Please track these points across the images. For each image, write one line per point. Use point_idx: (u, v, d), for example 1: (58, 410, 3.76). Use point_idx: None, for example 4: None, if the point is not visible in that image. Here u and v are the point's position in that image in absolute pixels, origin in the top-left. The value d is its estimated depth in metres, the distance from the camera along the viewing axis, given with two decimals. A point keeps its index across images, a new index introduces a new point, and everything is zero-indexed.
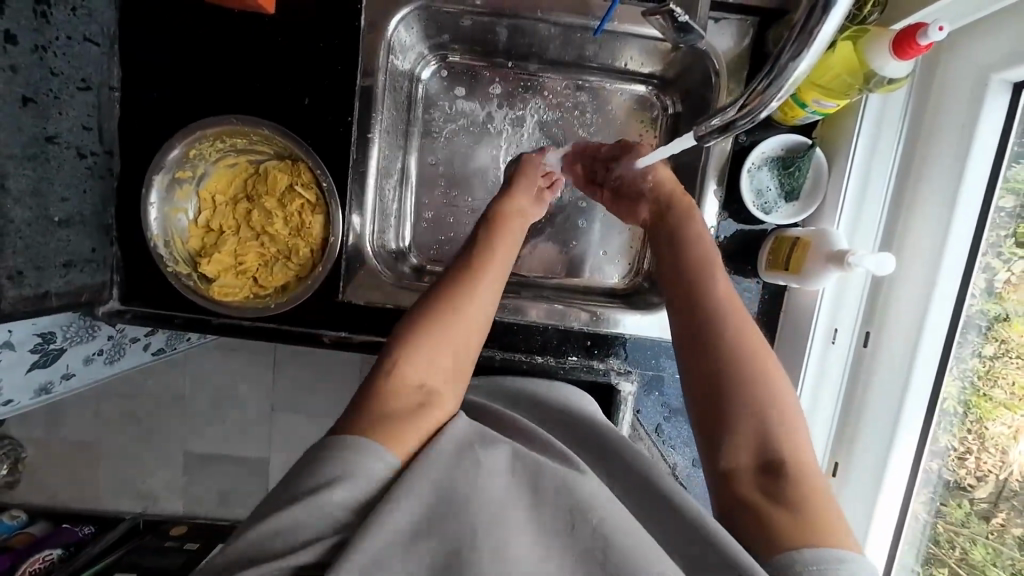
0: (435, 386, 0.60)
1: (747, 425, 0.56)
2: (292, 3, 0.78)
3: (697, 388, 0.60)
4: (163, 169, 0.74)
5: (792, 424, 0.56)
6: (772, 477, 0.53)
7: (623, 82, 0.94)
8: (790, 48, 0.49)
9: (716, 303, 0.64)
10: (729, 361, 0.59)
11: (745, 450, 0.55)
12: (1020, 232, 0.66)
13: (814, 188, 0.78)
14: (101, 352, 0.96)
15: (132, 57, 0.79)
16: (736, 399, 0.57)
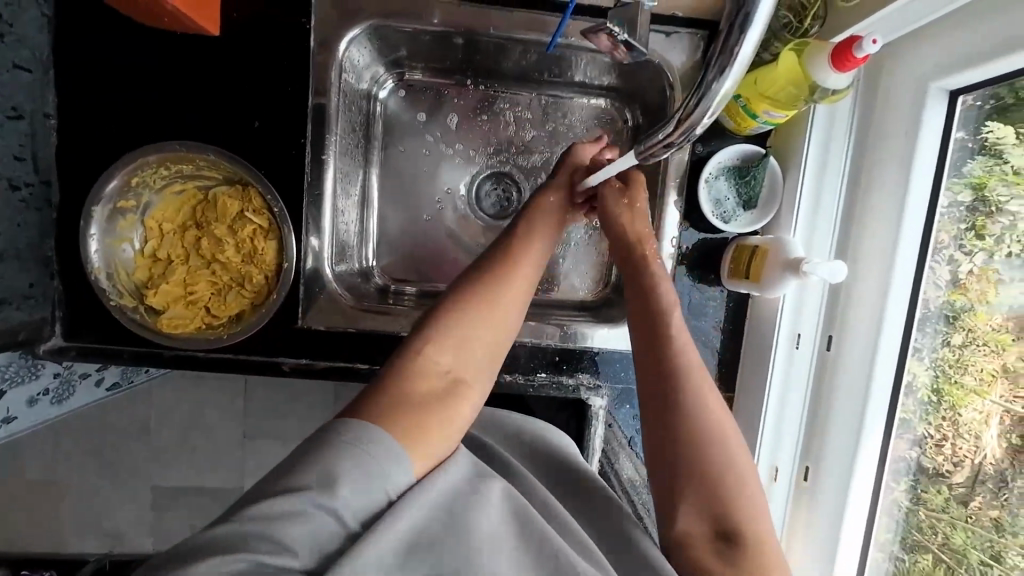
0: (460, 377, 0.59)
1: (705, 500, 0.54)
2: (238, 25, 0.77)
3: (657, 458, 0.57)
4: (102, 201, 0.71)
5: (749, 493, 0.55)
6: (728, 549, 0.52)
7: (584, 95, 0.94)
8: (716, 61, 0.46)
9: (681, 365, 0.60)
10: (691, 433, 0.56)
11: (701, 520, 0.54)
12: (980, 224, 0.67)
13: (771, 198, 0.80)
14: (47, 392, 0.94)
15: (68, 83, 0.75)
16: (696, 474, 0.55)
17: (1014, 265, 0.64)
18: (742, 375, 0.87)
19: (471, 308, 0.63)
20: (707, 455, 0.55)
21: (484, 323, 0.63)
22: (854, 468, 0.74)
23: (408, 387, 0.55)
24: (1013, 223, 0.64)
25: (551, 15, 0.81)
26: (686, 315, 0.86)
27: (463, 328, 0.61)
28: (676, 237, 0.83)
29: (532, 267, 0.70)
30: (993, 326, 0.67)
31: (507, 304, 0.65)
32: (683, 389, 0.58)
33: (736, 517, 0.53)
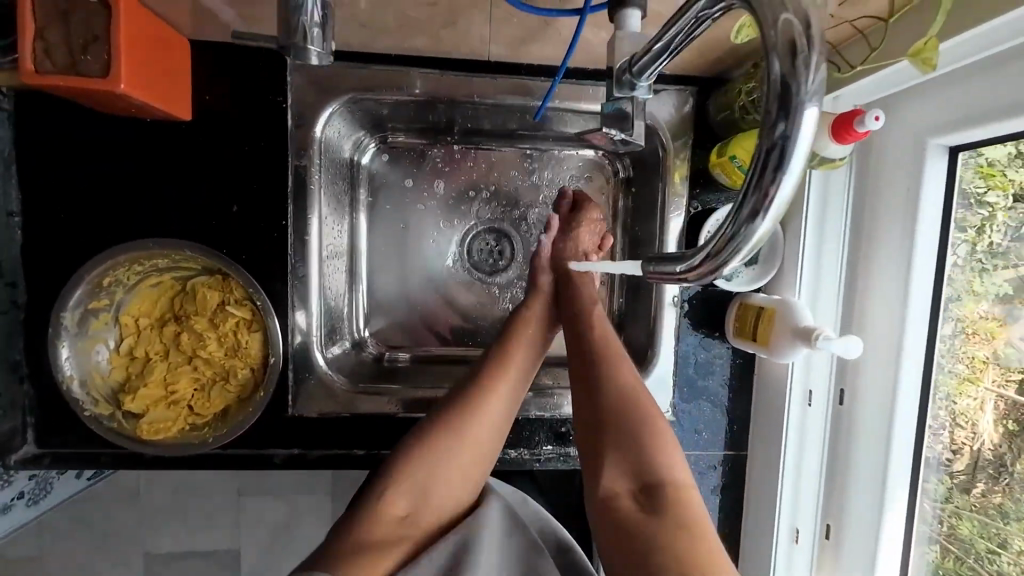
0: (422, 517, 0.63)
1: (627, 458, 0.61)
2: (211, 109, 0.74)
3: (584, 428, 0.65)
4: (71, 305, 0.66)
5: (664, 444, 0.62)
6: (649, 499, 0.58)
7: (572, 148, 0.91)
8: (745, 199, 0.35)
9: (599, 349, 0.68)
10: (608, 391, 0.65)
11: (625, 476, 0.60)
12: (962, 217, 0.66)
13: (772, 253, 0.77)
14: (23, 495, 0.86)
15: (32, 179, 0.71)
16: (618, 438, 0.62)
17: (994, 257, 0.64)
18: (755, 430, 0.84)
19: (437, 450, 0.64)
20: (621, 411, 0.63)
21: (457, 463, 0.64)
22: (880, 530, 0.71)
23: (368, 532, 0.60)
24: (992, 214, 0.63)
25: (537, 80, 0.79)
26: (692, 372, 0.84)
27: (428, 473, 0.63)
28: (678, 294, 0.81)
29: (513, 390, 0.69)
30: (982, 313, 0.66)
31: (479, 443, 0.66)
32: (604, 366, 0.67)
33: (656, 473, 0.60)
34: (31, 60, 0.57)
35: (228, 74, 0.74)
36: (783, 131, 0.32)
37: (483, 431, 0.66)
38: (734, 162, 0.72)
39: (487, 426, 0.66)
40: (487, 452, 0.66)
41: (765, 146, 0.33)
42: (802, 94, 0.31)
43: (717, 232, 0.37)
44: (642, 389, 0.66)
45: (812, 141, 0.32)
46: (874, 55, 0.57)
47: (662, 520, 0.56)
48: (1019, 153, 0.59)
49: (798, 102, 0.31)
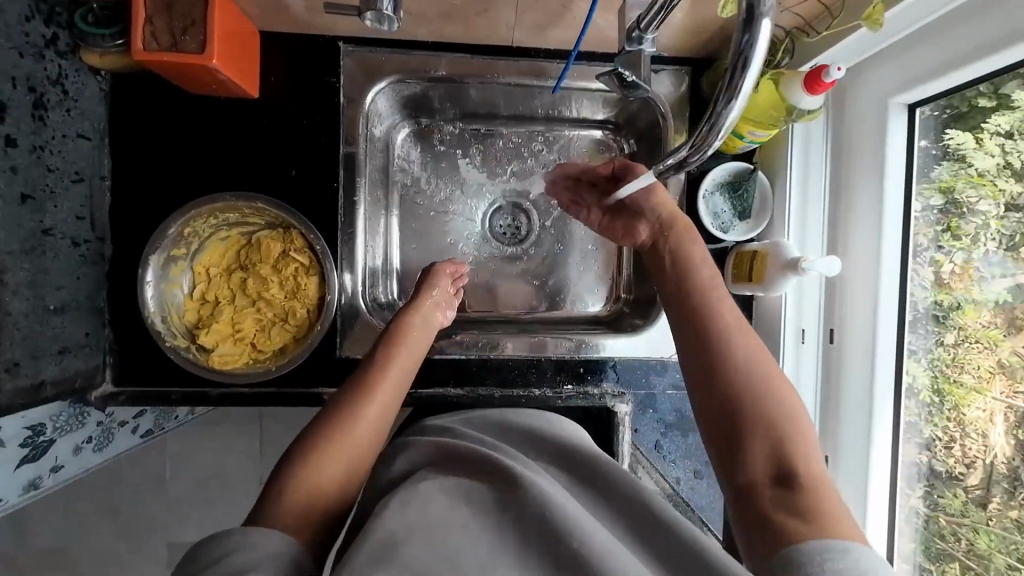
0: (328, 492, 0.63)
1: (762, 445, 0.61)
2: (274, 87, 0.86)
3: (707, 412, 0.65)
4: (159, 249, 0.77)
5: (798, 435, 0.61)
6: (788, 489, 0.58)
7: (583, 128, 1.03)
8: (724, 92, 0.48)
9: (725, 330, 0.67)
10: (741, 384, 0.64)
11: (762, 464, 0.60)
12: (952, 225, 0.74)
13: (763, 208, 0.88)
14: (91, 441, 0.94)
15: (122, 146, 0.84)
16: (752, 424, 0.62)
17: (992, 263, 0.71)
18: None
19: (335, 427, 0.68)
20: (760, 400, 0.62)
21: (362, 432, 0.69)
22: (870, 451, 0.79)
23: (286, 507, 0.59)
24: (984, 221, 0.71)
25: (552, 62, 0.91)
26: None
27: (327, 449, 0.65)
28: None
29: (400, 370, 0.77)
30: (982, 323, 0.72)
31: (375, 410, 0.72)
32: (730, 346, 0.66)
33: (794, 464, 0.59)
34: (141, 41, 0.69)
35: (289, 59, 0.86)
36: (747, 40, 0.44)
37: (371, 413, 0.72)
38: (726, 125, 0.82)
39: (375, 409, 0.72)
40: (381, 433, 0.72)
41: (734, 51, 0.46)
42: (761, 9, 0.43)
43: (704, 121, 0.51)
44: (773, 369, 0.65)
45: (769, 43, 0.45)
46: (835, 23, 0.69)
47: (803, 516, 0.55)
48: (1006, 164, 0.68)
49: (756, 14, 0.43)
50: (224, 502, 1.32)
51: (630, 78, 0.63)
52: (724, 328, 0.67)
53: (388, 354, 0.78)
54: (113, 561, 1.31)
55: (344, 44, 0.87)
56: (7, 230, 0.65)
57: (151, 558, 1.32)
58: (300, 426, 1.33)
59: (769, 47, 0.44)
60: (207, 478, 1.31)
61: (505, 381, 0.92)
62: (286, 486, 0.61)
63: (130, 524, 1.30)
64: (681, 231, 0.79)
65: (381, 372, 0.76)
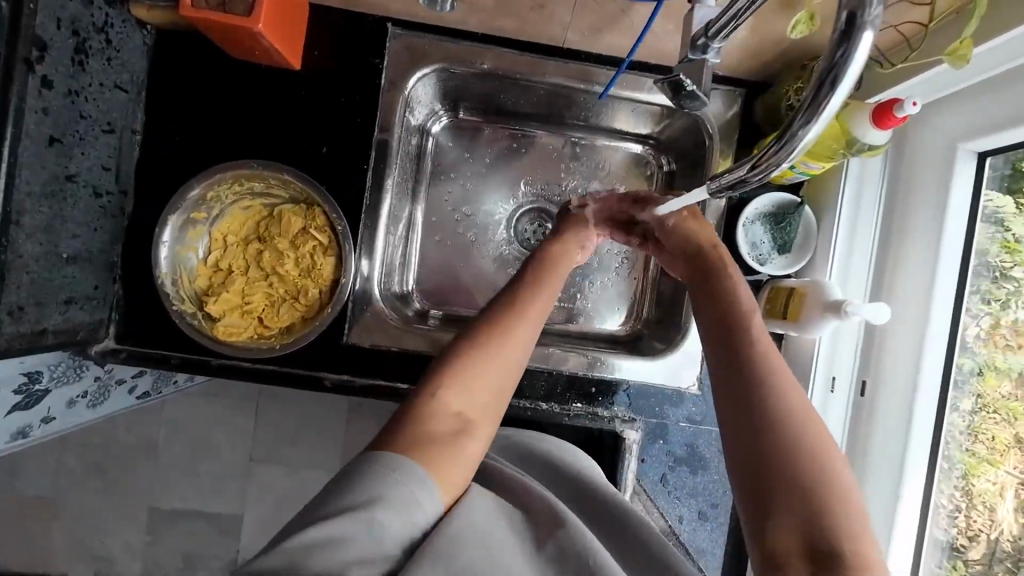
0: (471, 416, 0.63)
1: (796, 507, 0.51)
2: (316, 61, 0.84)
3: (737, 463, 0.55)
4: (179, 210, 0.75)
5: (843, 499, 0.51)
6: (828, 565, 0.48)
7: (623, 140, 1.00)
8: (802, 109, 0.44)
9: (764, 365, 0.59)
10: (774, 428, 0.54)
11: (792, 531, 0.50)
12: (985, 290, 0.72)
13: (806, 242, 0.84)
14: (86, 395, 0.92)
15: (156, 102, 0.83)
16: (784, 479, 0.52)
17: (1014, 333, 0.70)
18: None
19: (488, 349, 0.67)
20: (798, 450, 0.53)
21: (513, 348, 0.68)
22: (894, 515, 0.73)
23: (427, 427, 0.59)
24: (1018, 289, 0.70)
25: (600, 68, 0.86)
26: None
27: (474, 368, 0.65)
28: None
29: (546, 296, 0.76)
30: (1004, 393, 0.71)
31: (482, 383, 0.65)
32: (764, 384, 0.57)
33: (834, 539, 0.49)
34: None
35: (335, 34, 0.84)
36: (843, 51, 0.41)
37: (520, 341, 0.69)
38: None
39: (524, 337, 0.70)
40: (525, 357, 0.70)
41: (825, 64, 0.42)
42: (864, 20, 0.40)
43: (773, 140, 0.47)
44: (813, 418, 0.55)
45: (865, 61, 0.41)
46: (913, 56, 0.66)
47: None
48: None
49: (859, 28, 0.40)
50: (209, 473, 1.30)
51: (690, 88, 0.59)
52: (758, 362, 0.59)
53: (505, 331, 0.69)
54: (92, 517, 1.29)
55: (392, 26, 0.85)
56: (31, 171, 0.64)
57: (131, 519, 1.30)
58: (294, 409, 1.29)
59: (866, 68, 0.40)
60: (197, 446, 1.29)
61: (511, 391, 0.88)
62: (427, 410, 0.61)
63: (114, 482, 1.29)
64: (713, 265, 0.74)
65: (531, 298, 0.74)
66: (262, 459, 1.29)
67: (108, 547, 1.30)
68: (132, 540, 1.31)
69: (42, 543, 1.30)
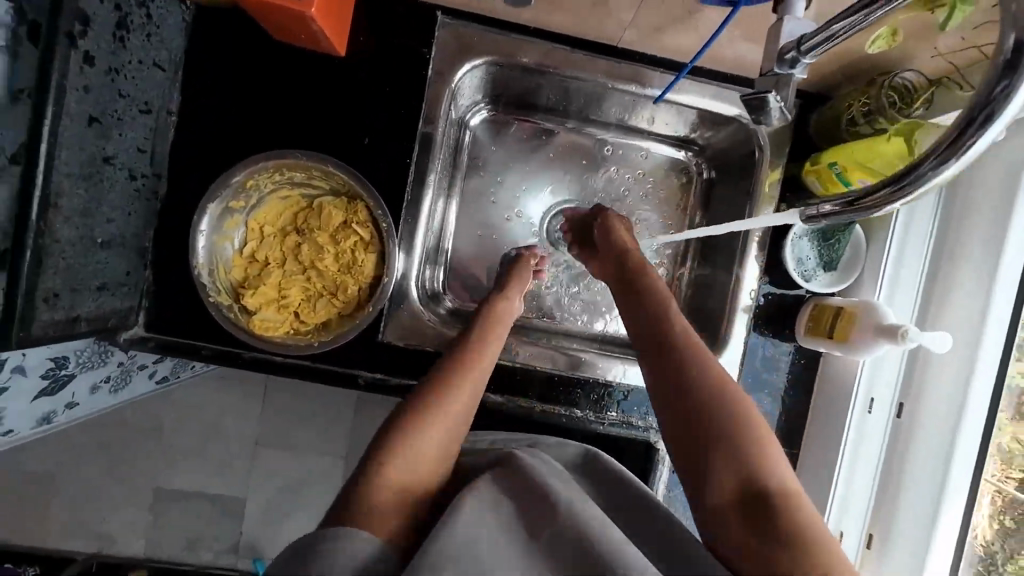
0: (422, 476, 0.59)
1: (727, 464, 0.59)
2: (361, 47, 0.81)
3: (677, 439, 0.63)
4: (218, 198, 0.72)
5: (764, 451, 0.60)
6: (757, 507, 0.56)
7: (663, 143, 0.98)
8: (936, 151, 0.44)
9: (688, 350, 0.67)
10: (703, 399, 0.63)
11: (728, 483, 0.59)
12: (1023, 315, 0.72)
13: (853, 260, 0.84)
14: (109, 380, 0.90)
15: (192, 82, 0.79)
16: (716, 443, 0.60)
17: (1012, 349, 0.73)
18: (811, 434, 0.88)
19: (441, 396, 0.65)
20: (724, 418, 0.61)
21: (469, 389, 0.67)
22: (932, 539, 0.73)
23: (376, 493, 0.55)
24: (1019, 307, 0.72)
25: (653, 70, 0.84)
26: (758, 366, 0.88)
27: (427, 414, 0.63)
28: (755, 290, 0.87)
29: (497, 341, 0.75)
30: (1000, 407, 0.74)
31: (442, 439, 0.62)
32: (695, 372, 0.65)
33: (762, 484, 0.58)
34: None
35: (382, 20, 0.81)
36: (1005, 87, 0.40)
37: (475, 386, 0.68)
38: (833, 168, 0.77)
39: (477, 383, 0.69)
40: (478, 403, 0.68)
41: (980, 102, 0.42)
42: None
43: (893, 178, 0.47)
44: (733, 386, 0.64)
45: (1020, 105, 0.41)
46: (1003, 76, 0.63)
47: (778, 537, 0.54)
48: None
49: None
50: (221, 458, 1.28)
51: (777, 104, 0.57)
52: (681, 346, 0.68)
53: (458, 372, 0.69)
54: (100, 496, 1.28)
55: (442, 14, 0.81)
56: (71, 152, 0.61)
57: (139, 500, 1.29)
58: (310, 399, 1.28)
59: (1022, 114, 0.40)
60: (211, 431, 1.28)
61: (546, 397, 0.87)
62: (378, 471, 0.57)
63: (126, 464, 1.27)
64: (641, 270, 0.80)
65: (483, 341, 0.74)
66: (277, 448, 1.28)
67: (116, 527, 1.29)
68: (141, 522, 1.30)
69: (50, 521, 1.28)
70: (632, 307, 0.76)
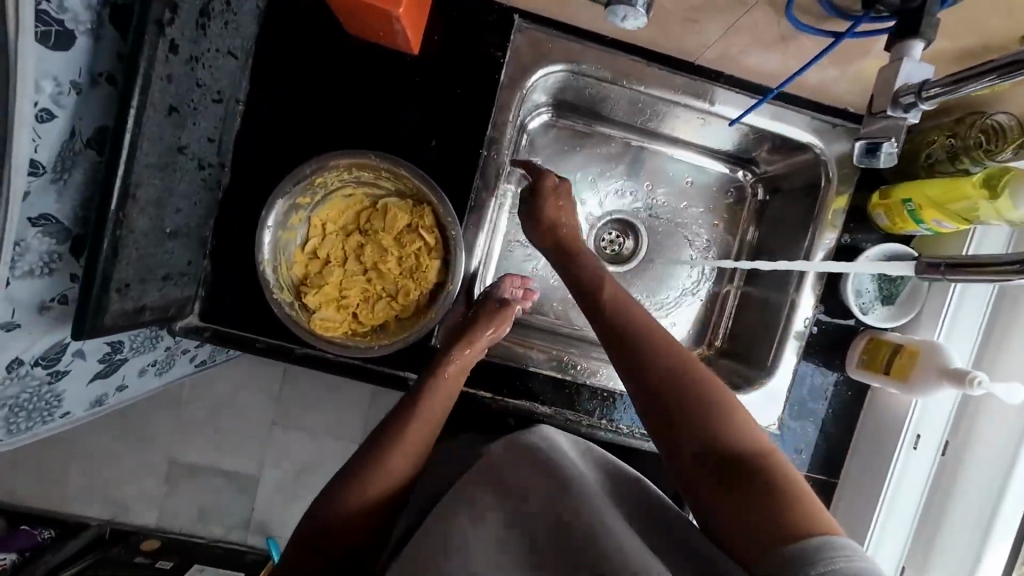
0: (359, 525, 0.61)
1: (694, 431, 0.57)
2: (435, 46, 0.79)
3: (643, 415, 0.61)
4: (287, 195, 0.71)
5: (730, 412, 0.58)
6: (731, 469, 0.54)
7: (714, 157, 0.97)
8: None
9: (637, 326, 0.65)
10: (659, 371, 0.61)
11: (699, 449, 0.56)
12: None
13: (914, 295, 0.84)
14: (155, 363, 0.89)
15: (261, 72, 0.77)
16: (680, 413, 0.58)
17: None
18: (851, 464, 0.88)
19: (385, 445, 0.65)
20: (684, 389, 0.59)
21: (414, 436, 0.67)
22: None
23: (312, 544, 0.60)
24: None
25: (728, 89, 0.83)
26: (805, 394, 0.88)
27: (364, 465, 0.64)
28: (810, 318, 0.86)
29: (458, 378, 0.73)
30: None
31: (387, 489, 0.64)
32: (645, 353, 0.62)
33: (732, 444, 0.55)
34: None
35: (458, 19, 0.79)
36: None
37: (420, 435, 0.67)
38: (906, 205, 0.77)
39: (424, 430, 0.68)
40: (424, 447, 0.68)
41: None
42: None
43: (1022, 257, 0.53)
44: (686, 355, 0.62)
45: None
46: None
47: (750, 497, 0.52)
48: None
49: None
50: (245, 440, 1.28)
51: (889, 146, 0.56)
52: (629, 324, 0.65)
53: (406, 422, 0.68)
54: (124, 469, 1.28)
55: (519, 18, 0.79)
56: (151, 142, 0.60)
57: (161, 475, 1.29)
58: (339, 389, 1.28)
59: None
60: (239, 414, 1.28)
61: (592, 410, 0.87)
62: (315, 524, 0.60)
63: (152, 441, 1.28)
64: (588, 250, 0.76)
65: (441, 377, 0.72)
66: (304, 435, 1.29)
67: (138, 501, 1.30)
68: (164, 498, 1.30)
69: (72, 492, 1.28)
70: (579, 295, 0.72)
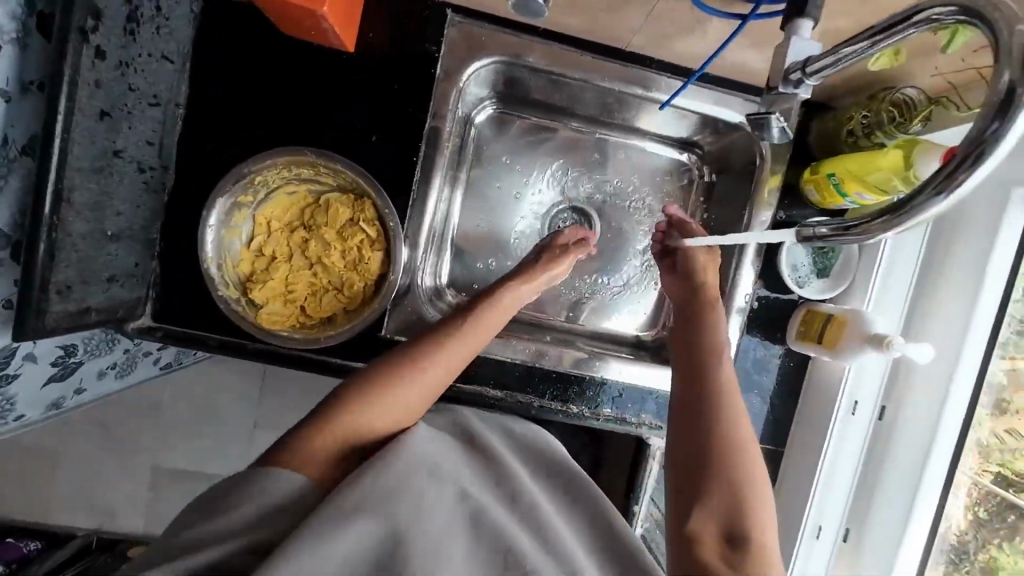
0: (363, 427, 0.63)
1: (716, 503, 0.61)
2: (370, 44, 0.81)
3: (677, 460, 0.65)
4: (227, 194, 0.73)
5: (756, 506, 0.61)
6: (734, 552, 0.57)
7: (664, 144, 0.99)
8: (934, 182, 0.44)
9: (727, 391, 0.68)
10: (720, 438, 0.65)
11: (713, 524, 0.60)
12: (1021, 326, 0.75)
13: (845, 268, 0.87)
14: (114, 366, 0.92)
15: (200, 75, 0.79)
16: (716, 477, 0.62)
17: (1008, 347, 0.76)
18: (796, 432, 0.91)
19: (403, 368, 0.68)
20: (729, 465, 0.63)
21: (433, 365, 0.71)
22: (902, 534, 0.77)
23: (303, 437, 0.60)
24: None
25: (659, 74, 0.85)
26: (749, 368, 0.91)
27: (380, 382, 0.66)
28: (751, 293, 0.88)
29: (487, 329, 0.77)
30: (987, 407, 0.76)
31: (389, 410, 0.65)
32: (719, 422, 0.66)
33: (744, 533, 0.59)
34: None
35: (393, 16, 0.81)
36: (997, 126, 0.41)
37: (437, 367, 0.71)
38: (831, 179, 0.79)
39: (444, 363, 0.71)
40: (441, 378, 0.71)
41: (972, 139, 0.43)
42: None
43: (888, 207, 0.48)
44: (751, 443, 0.66)
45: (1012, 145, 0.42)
46: None
47: None
48: None
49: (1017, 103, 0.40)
50: (220, 440, 1.30)
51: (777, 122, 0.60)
52: (718, 385, 0.69)
53: (435, 345, 0.72)
54: (98, 474, 1.29)
55: (452, 13, 0.82)
56: (82, 146, 0.61)
57: (136, 479, 1.30)
58: (309, 386, 1.30)
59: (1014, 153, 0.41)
60: (211, 415, 1.29)
61: (544, 392, 0.89)
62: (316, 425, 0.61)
63: (125, 446, 1.29)
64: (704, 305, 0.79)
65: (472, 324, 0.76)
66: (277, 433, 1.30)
67: (114, 506, 1.31)
68: (140, 502, 1.31)
69: (48, 500, 1.29)
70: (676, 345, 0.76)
